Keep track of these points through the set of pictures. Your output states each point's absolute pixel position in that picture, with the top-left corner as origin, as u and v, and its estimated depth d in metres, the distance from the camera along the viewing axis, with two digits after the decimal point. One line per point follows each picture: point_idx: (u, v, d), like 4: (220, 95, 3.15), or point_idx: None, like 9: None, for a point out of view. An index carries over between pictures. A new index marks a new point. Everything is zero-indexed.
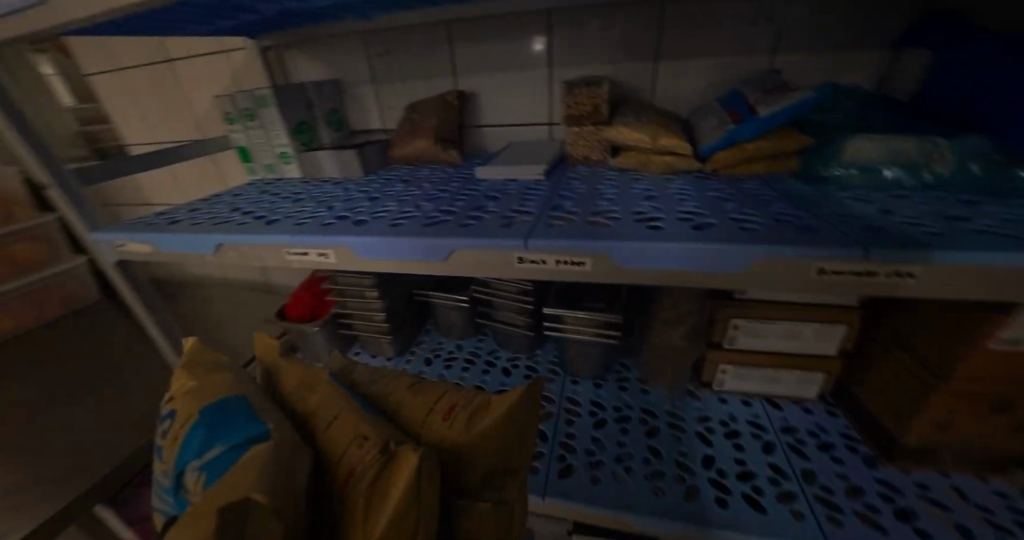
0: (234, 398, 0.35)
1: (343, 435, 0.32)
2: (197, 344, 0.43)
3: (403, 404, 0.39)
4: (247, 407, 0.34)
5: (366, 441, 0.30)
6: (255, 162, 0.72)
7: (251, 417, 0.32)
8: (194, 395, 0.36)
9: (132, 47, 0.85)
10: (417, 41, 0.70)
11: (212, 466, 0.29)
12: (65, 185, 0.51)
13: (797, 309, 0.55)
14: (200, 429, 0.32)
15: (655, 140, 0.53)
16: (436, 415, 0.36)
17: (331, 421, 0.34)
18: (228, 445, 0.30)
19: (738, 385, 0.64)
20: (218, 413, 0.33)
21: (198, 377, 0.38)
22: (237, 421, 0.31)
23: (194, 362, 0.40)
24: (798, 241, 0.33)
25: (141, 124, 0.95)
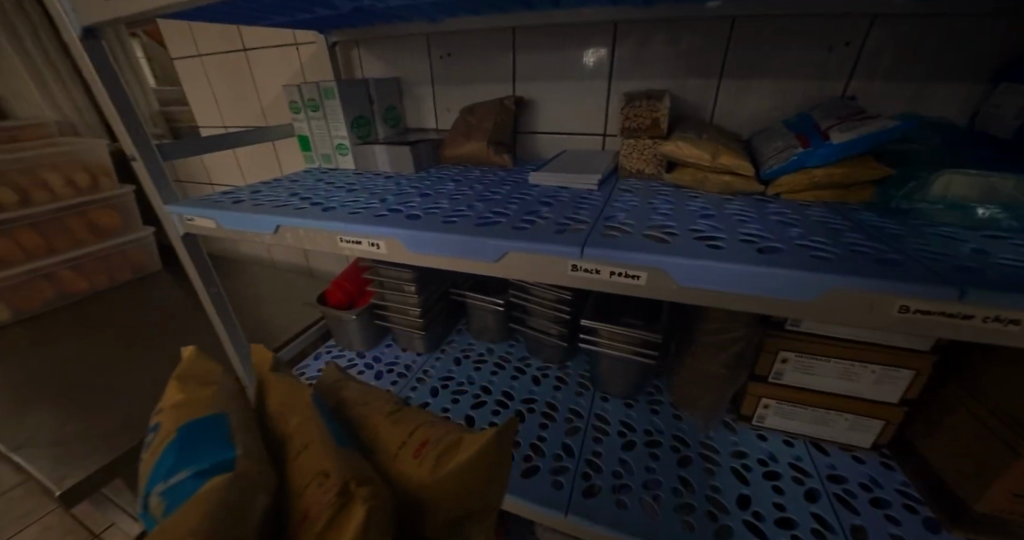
0: (213, 418, 0.34)
1: (305, 464, 0.30)
2: (194, 355, 0.43)
3: (380, 435, 0.38)
4: (223, 432, 0.32)
5: (326, 479, 0.27)
6: (314, 151, 0.76)
7: (224, 441, 0.31)
8: (178, 411, 0.34)
9: (214, 36, 0.92)
10: (479, 46, 0.71)
11: (172, 494, 0.27)
12: (149, 159, 0.54)
13: (856, 349, 0.52)
14: (172, 449, 0.30)
15: (715, 158, 0.50)
16: (408, 448, 0.35)
17: (299, 449, 0.32)
18: (191, 472, 0.28)
19: (782, 422, 0.61)
20: (196, 433, 0.32)
21: (188, 390, 0.38)
22: (209, 444, 0.30)
23: (185, 373, 0.40)
24: (880, 273, 0.31)
25: (214, 108, 1.02)
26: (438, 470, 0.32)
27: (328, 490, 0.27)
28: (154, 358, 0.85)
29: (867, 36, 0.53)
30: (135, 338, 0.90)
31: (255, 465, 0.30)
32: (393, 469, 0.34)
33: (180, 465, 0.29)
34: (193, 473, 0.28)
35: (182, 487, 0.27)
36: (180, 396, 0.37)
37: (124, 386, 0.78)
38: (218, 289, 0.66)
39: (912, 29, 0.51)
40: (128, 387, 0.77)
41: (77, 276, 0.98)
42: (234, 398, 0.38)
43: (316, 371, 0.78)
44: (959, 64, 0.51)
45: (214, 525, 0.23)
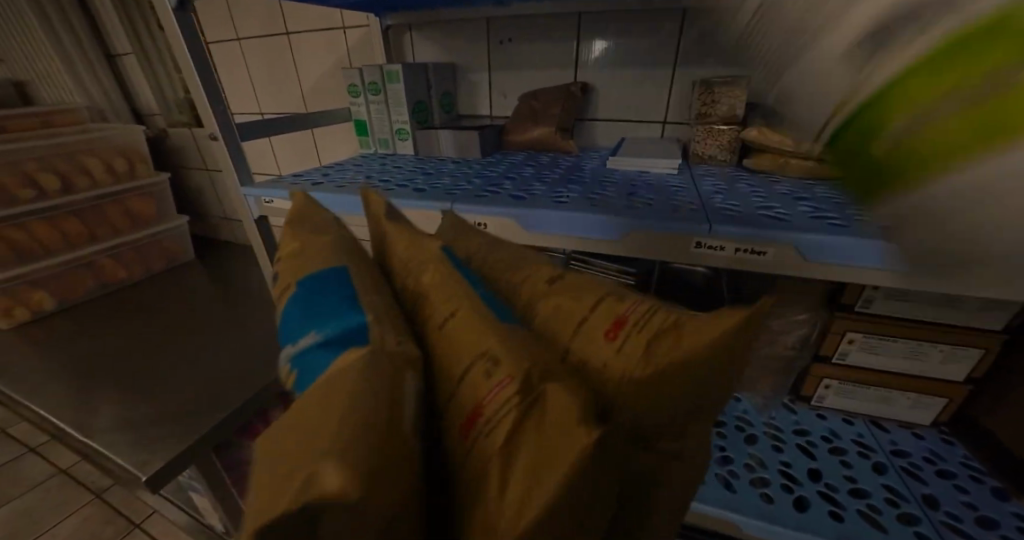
0: (332, 270, 0.24)
1: (466, 343, 0.19)
2: (304, 197, 0.35)
3: (535, 302, 0.25)
4: (349, 285, 0.23)
5: (497, 368, 0.17)
6: (370, 136, 0.75)
7: (350, 301, 0.21)
8: (295, 261, 0.26)
9: (255, 17, 0.90)
10: (542, 31, 0.72)
11: (304, 367, 0.19)
12: (230, 139, 0.54)
13: (924, 330, 0.54)
14: (296, 308, 0.22)
15: (798, 143, 0.52)
16: (597, 323, 0.23)
17: (444, 311, 0.22)
18: (321, 341, 0.19)
19: (842, 402, 0.63)
20: (314, 288, 0.23)
21: (301, 238, 0.29)
22: (331, 304, 0.21)
23: (296, 217, 0.32)
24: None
25: (249, 92, 1.00)
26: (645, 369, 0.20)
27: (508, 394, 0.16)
28: (200, 345, 0.84)
29: None
30: (178, 326, 0.89)
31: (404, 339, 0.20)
32: (578, 348, 0.22)
33: (304, 326, 0.21)
34: (320, 345, 0.19)
35: (305, 359, 0.19)
36: (291, 244, 0.29)
37: (176, 373, 0.77)
38: None
39: None
40: (181, 373, 0.76)
41: (115, 266, 0.97)
42: (350, 246, 0.28)
43: None
44: None
45: (348, 460, 0.13)
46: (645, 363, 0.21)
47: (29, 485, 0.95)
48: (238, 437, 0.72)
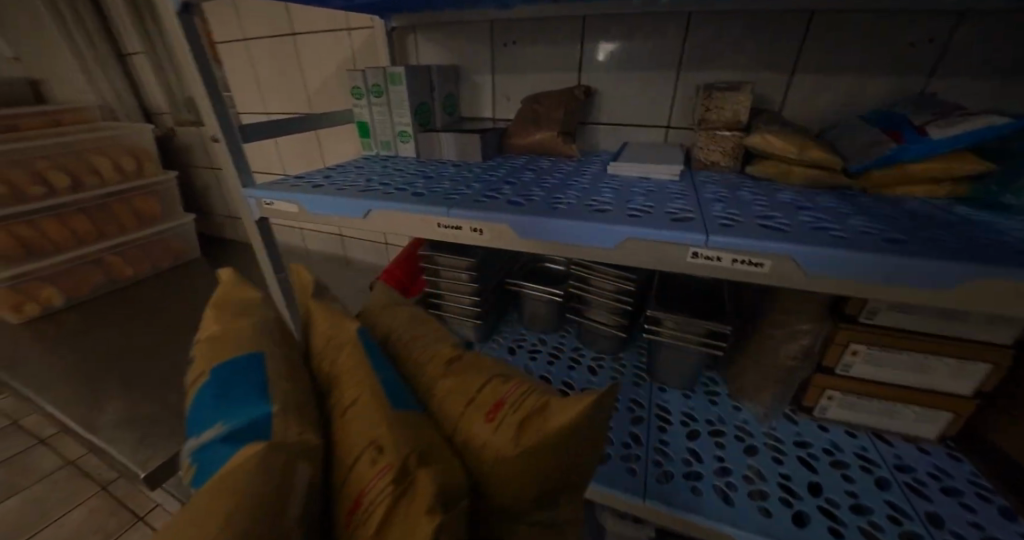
0: (243, 356, 0.30)
1: (364, 431, 0.27)
2: (231, 276, 0.41)
3: (437, 387, 0.34)
4: (260, 376, 0.28)
5: (380, 459, 0.24)
6: (372, 138, 0.75)
7: (256, 392, 0.26)
8: (216, 345, 0.31)
9: (261, 18, 0.90)
10: (545, 34, 0.71)
11: (203, 455, 0.23)
12: (232, 140, 0.54)
13: (931, 343, 0.53)
14: (206, 397, 0.27)
15: (803, 150, 0.51)
16: (478, 409, 0.31)
17: (351, 402, 0.29)
18: (224, 431, 0.24)
19: (845, 414, 0.62)
20: (228, 379, 0.27)
21: (226, 320, 0.34)
22: (244, 393, 0.26)
23: (225, 298, 0.38)
24: (1019, 264, 0.31)
25: (256, 92, 1.01)
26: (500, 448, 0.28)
27: (384, 482, 0.23)
28: None
29: (953, 33, 0.53)
30: (184, 323, 0.91)
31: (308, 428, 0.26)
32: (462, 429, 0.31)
33: (210, 417, 0.25)
34: (220, 434, 0.24)
35: (207, 447, 0.23)
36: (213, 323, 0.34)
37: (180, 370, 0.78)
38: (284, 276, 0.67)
39: (992, 26, 0.52)
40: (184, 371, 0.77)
41: (122, 263, 0.98)
42: (269, 327, 0.35)
43: None
44: None
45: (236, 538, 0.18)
46: (508, 444, 0.28)
47: (38, 476, 0.97)
48: None
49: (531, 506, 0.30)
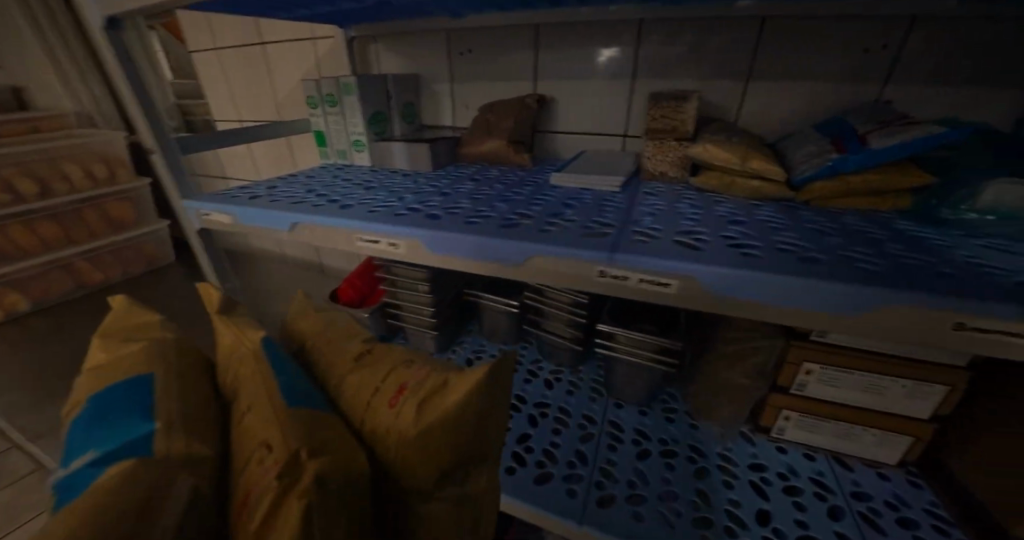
0: (133, 380, 0.28)
1: (255, 431, 0.25)
2: (123, 306, 0.38)
3: (345, 385, 0.33)
4: (143, 397, 0.26)
5: (267, 454, 0.22)
6: (329, 147, 0.75)
7: (140, 414, 0.25)
8: (99, 376, 0.30)
9: (232, 28, 0.91)
10: (499, 43, 0.70)
11: (70, 487, 0.21)
12: (168, 153, 0.55)
13: (883, 363, 0.50)
14: (81, 431, 0.25)
15: (744, 161, 0.49)
16: (385, 398, 0.30)
17: (246, 407, 0.27)
18: (94, 457, 0.22)
19: (803, 435, 0.59)
20: (105, 408, 0.26)
21: (110, 350, 0.32)
22: (121, 417, 0.25)
23: (112, 330, 0.35)
24: (928, 286, 0.29)
25: (230, 101, 1.02)
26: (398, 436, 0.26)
27: (268, 473, 0.21)
28: None
29: (906, 39, 0.51)
30: None
31: (196, 441, 0.24)
32: (369, 423, 0.29)
33: (83, 446, 0.23)
34: (94, 460, 0.22)
35: (73, 480, 0.22)
36: (104, 355, 0.32)
37: None
38: (231, 284, 0.67)
39: (950, 32, 0.50)
40: None
41: (93, 268, 1.00)
42: (165, 352, 0.32)
43: None
44: (1008, 68, 0.49)
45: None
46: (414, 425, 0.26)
47: None
48: None
49: (449, 494, 0.28)
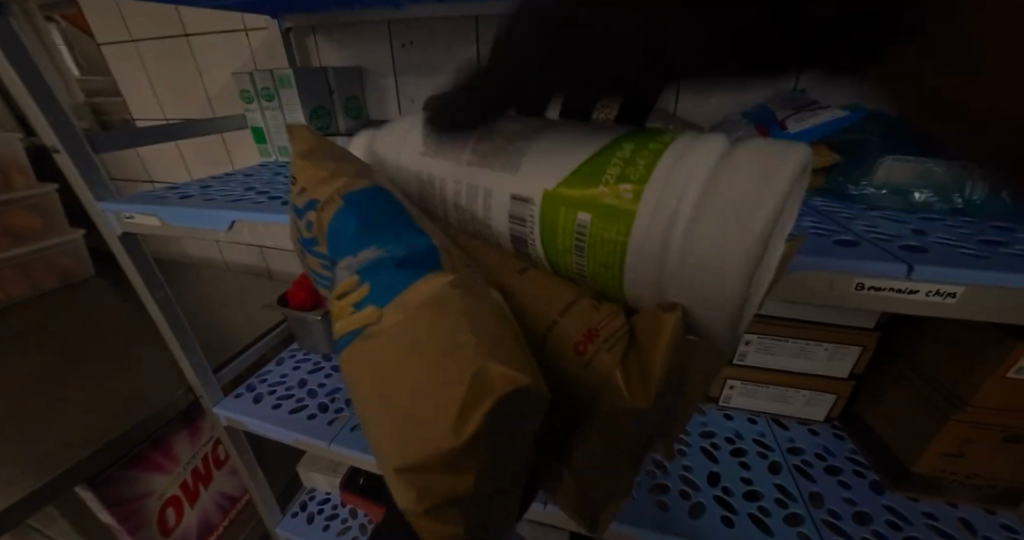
0: (373, 187, 0.27)
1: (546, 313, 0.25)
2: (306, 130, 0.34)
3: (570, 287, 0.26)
4: (376, 212, 0.25)
5: (592, 339, 0.24)
6: (269, 144, 0.71)
7: (409, 221, 0.25)
8: (324, 184, 0.28)
9: (148, 17, 0.84)
10: (444, 38, 0.70)
11: (377, 277, 0.22)
12: (78, 152, 0.50)
13: (810, 330, 0.55)
14: (350, 229, 0.25)
15: None
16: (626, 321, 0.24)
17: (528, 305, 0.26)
18: (391, 260, 0.23)
19: (746, 402, 0.63)
20: (366, 209, 0.25)
21: (330, 169, 0.29)
22: (389, 226, 0.24)
23: (317, 148, 0.32)
24: (848, 252, 0.33)
25: (152, 97, 0.95)
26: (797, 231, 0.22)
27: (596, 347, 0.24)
28: (94, 372, 0.79)
29: None
30: (65, 350, 0.82)
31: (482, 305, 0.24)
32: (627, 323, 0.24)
33: (362, 245, 0.24)
34: (390, 259, 0.23)
35: (373, 279, 0.22)
36: (325, 174, 0.29)
37: (55, 409, 0.70)
38: (163, 294, 0.63)
39: None
40: (57, 405, 0.71)
41: None
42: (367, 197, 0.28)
43: (278, 378, 0.79)
44: None
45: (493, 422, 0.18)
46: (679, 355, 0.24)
47: None
48: (119, 471, 0.68)
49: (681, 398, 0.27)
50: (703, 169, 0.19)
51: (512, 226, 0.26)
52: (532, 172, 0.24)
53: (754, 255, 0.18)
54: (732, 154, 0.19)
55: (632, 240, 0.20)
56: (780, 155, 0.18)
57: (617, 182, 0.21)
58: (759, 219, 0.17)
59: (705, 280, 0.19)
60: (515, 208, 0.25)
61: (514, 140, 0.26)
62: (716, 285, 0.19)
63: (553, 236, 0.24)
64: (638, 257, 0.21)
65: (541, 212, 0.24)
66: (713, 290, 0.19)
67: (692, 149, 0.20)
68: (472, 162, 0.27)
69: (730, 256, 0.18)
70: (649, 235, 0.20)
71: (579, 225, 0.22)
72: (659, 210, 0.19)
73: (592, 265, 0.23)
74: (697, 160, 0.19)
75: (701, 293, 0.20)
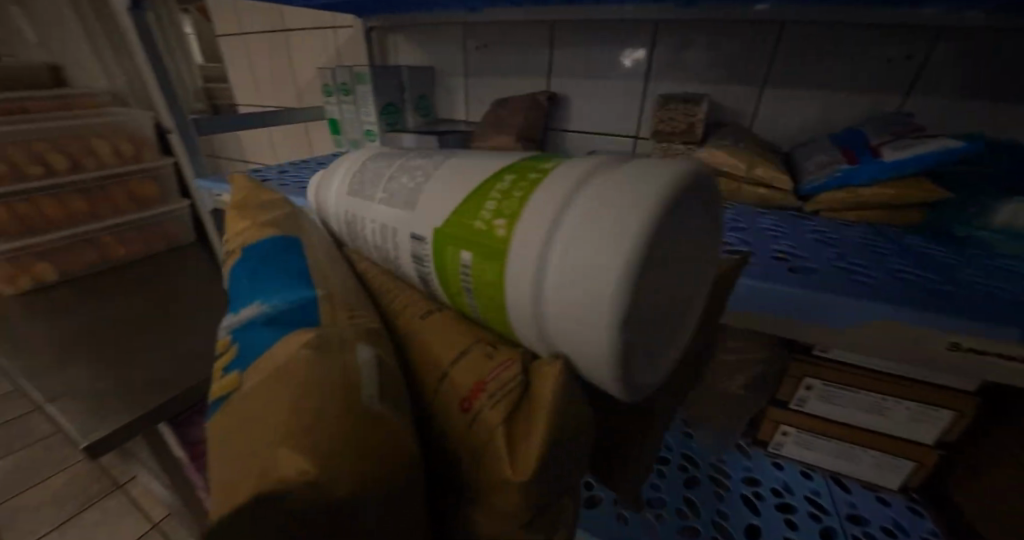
0: (281, 237, 0.26)
1: (436, 362, 0.22)
2: (246, 182, 0.35)
3: (466, 334, 0.23)
4: (271, 261, 0.24)
5: (478, 398, 0.19)
6: (343, 136, 0.76)
7: (301, 270, 0.24)
8: (243, 233, 0.29)
9: (256, 15, 0.94)
10: (516, 41, 0.71)
11: (245, 335, 0.20)
12: (185, 134, 0.58)
13: (889, 383, 0.48)
14: (245, 282, 0.24)
15: (750, 168, 0.48)
16: (522, 373, 0.20)
17: (424, 353, 0.23)
18: (264, 313, 0.20)
19: (801, 453, 0.57)
20: (265, 259, 0.24)
21: (249, 217, 0.30)
22: (279, 275, 0.23)
23: (244, 199, 0.33)
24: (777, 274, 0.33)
25: (253, 87, 1.06)
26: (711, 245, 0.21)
27: (486, 406, 0.19)
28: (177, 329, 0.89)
29: (932, 48, 0.49)
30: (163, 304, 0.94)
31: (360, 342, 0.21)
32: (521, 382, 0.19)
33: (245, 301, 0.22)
34: (266, 315, 0.20)
35: (240, 339, 0.20)
36: (247, 223, 0.29)
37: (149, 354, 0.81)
38: None
39: (977, 45, 0.47)
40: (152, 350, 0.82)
41: (116, 245, 1.01)
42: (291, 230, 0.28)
43: None
44: None
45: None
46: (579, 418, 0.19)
47: (34, 438, 0.98)
48: (192, 417, 0.77)
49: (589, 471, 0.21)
50: (568, 211, 0.17)
51: (416, 266, 0.24)
52: (427, 210, 0.23)
53: (623, 294, 0.15)
54: (602, 178, 0.17)
55: (509, 283, 0.18)
56: (653, 174, 0.17)
57: (492, 217, 0.20)
58: (624, 245, 0.15)
59: (574, 320, 0.17)
60: (414, 248, 0.23)
61: (416, 177, 0.25)
62: (586, 327, 0.16)
63: (442, 275, 0.22)
64: (513, 294, 0.18)
65: (434, 251, 0.22)
66: (584, 335, 0.17)
67: (566, 183, 0.18)
68: (383, 202, 0.26)
69: (598, 292, 0.16)
70: (521, 267, 0.18)
71: (460, 265, 0.21)
72: (528, 256, 0.17)
73: (481, 306, 0.21)
74: (569, 193, 0.17)
75: (574, 338, 0.17)
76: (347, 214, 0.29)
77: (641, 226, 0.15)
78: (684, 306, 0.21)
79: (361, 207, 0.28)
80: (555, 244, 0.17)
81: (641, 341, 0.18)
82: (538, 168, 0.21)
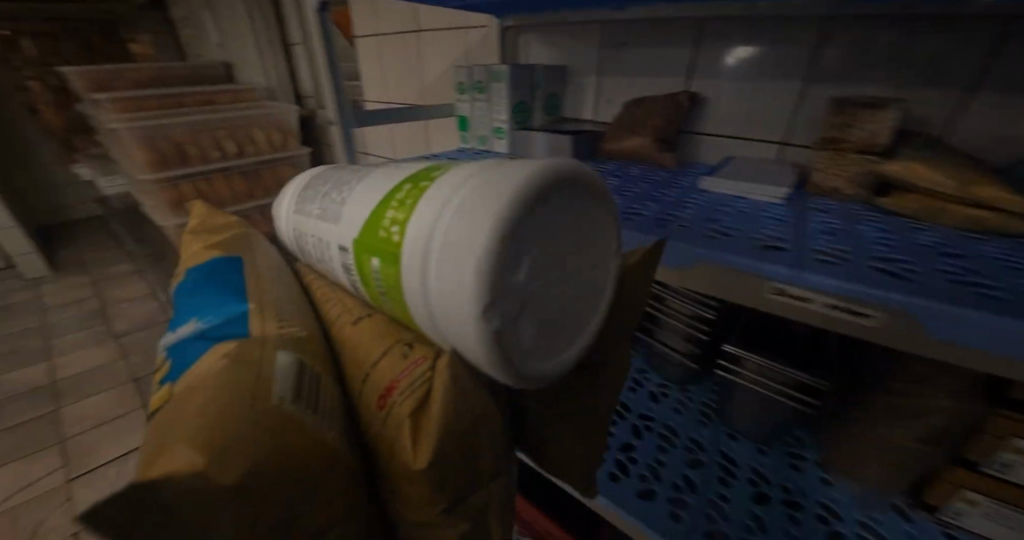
0: (222, 260, 0.31)
1: (360, 361, 0.27)
2: (199, 211, 0.41)
3: (376, 334, 0.27)
4: (209, 286, 0.29)
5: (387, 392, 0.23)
6: (470, 132, 0.79)
7: (236, 289, 0.28)
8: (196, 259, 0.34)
9: (394, 18, 1.01)
10: (659, 39, 0.68)
11: (186, 347, 0.24)
12: (344, 125, 0.64)
13: None
14: (190, 305, 0.28)
15: (964, 186, 0.40)
16: (420, 370, 0.24)
17: (351, 352, 0.28)
18: (203, 327, 0.25)
19: (992, 528, 0.44)
20: (208, 285, 0.29)
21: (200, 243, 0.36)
22: (217, 297, 0.27)
23: (195, 227, 0.39)
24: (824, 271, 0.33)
25: (383, 85, 1.15)
26: (588, 243, 0.26)
27: (399, 397, 0.23)
28: None
29: None
30: None
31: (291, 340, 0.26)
32: (422, 379, 0.23)
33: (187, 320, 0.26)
34: (202, 331, 0.25)
35: (180, 352, 0.24)
36: (199, 250, 0.35)
37: None
38: None
39: None
40: None
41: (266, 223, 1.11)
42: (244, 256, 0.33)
43: None
44: None
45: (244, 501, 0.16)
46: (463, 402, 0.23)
47: None
48: None
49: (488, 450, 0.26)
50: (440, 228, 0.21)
51: (347, 275, 0.29)
52: (348, 227, 0.28)
53: (483, 288, 0.20)
54: (465, 197, 0.22)
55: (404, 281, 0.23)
56: (497, 191, 0.21)
57: (391, 226, 0.24)
58: (483, 255, 0.20)
59: (456, 316, 0.21)
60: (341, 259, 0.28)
61: (342, 194, 0.30)
62: (464, 323, 0.21)
63: (363, 277, 0.27)
64: (411, 294, 0.23)
65: (354, 260, 0.27)
66: (463, 328, 0.21)
67: (434, 203, 0.23)
68: (319, 222, 0.31)
69: (463, 291, 0.20)
70: (412, 273, 0.23)
71: (373, 270, 0.25)
72: (412, 261, 0.22)
73: (394, 304, 0.26)
74: (437, 213, 0.22)
75: (460, 333, 0.22)
76: (295, 230, 0.33)
77: (491, 235, 0.20)
78: (569, 292, 0.25)
79: (303, 229, 0.33)
80: (432, 255, 0.21)
81: (519, 327, 0.22)
82: (428, 177, 0.25)
